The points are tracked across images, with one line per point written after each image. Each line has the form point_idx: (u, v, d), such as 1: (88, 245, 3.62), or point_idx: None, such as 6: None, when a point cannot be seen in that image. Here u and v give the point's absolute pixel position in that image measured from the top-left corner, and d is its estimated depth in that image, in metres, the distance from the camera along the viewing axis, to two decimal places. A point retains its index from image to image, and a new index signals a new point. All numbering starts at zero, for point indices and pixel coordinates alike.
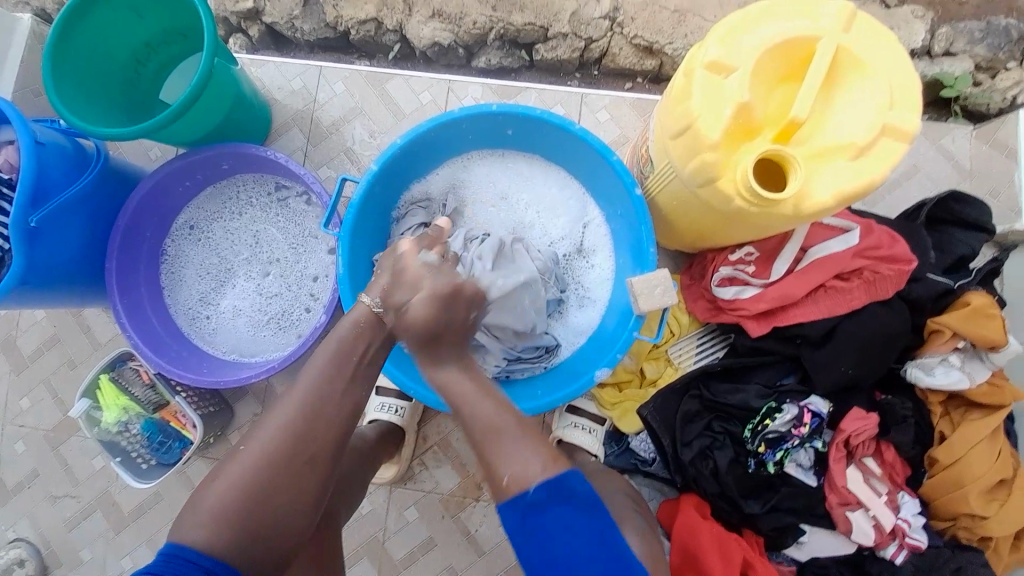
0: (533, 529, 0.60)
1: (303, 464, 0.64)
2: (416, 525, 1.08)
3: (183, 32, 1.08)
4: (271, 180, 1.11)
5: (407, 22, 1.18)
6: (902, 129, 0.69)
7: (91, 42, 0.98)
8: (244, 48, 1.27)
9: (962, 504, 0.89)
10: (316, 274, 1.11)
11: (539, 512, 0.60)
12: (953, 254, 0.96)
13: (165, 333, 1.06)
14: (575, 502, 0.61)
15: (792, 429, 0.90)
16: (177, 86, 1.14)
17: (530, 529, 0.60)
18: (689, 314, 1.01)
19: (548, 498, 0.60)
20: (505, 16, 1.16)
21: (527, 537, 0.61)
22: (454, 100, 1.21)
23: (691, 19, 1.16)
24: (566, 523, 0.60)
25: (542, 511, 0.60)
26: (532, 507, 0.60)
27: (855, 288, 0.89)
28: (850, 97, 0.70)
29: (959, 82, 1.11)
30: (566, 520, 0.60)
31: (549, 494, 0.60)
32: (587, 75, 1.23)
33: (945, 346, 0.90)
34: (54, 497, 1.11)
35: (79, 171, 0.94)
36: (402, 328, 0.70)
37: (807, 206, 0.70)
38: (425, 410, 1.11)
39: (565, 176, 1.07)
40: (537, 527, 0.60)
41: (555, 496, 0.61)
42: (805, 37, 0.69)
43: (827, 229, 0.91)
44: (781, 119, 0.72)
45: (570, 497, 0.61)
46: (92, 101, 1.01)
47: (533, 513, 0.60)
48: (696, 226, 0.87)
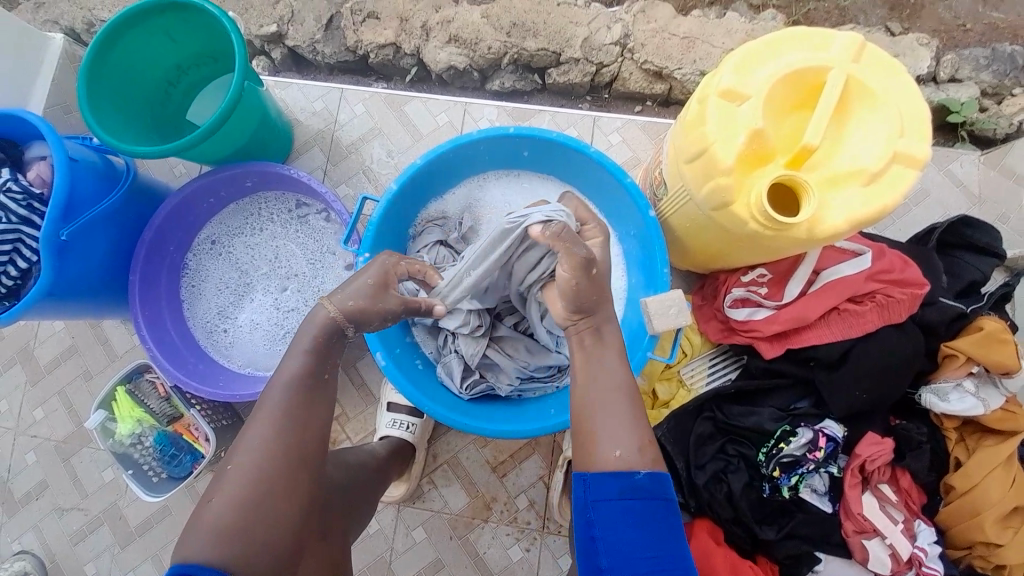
0: (628, 506, 0.61)
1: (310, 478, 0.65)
2: (423, 546, 1.08)
3: (211, 55, 1.12)
4: (292, 198, 1.14)
5: (424, 46, 1.23)
6: (913, 156, 0.70)
7: (125, 64, 1.03)
8: (267, 70, 1.31)
9: (979, 533, 0.87)
10: (333, 290, 1.13)
11: (639, 496, 0.61)
12: (963, 279, 0.97)
13: (183, 345, 1.08)
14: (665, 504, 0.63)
15: (807, 453, 0.89)
16: (203, 106, 1.18)
17: (619, 506, 0.61)
18: (701, 334, 1.02)
19: (649, 487, 0.62)
20: (519, 42, 1.20)
21: (609, 511, 0.61)
22: (469, 121, 1.25)
23: (700, 45, 1.19)
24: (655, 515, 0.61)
25: (641, 495, 0.62)
26: (636, 488, 0.61)
27: (868, 311, 0.89)
28: (861, 125, 0.72)
29: (965, 107, 1.14)
30: (655, 513, 0.61)
31: (653, 483, 0.62)
32: (598, 99, 1.26)
33: (959, 370, 0.90)
34: (60, 509, 1.12)
35: (109, 187, 0.97)
36: None
37: (821, 229, 0.71)
38: (436, 427, 1.12)
39: (580, 197, 1.09)
40: (625, 505, 0.61)
41: (655, 487, 0.63)
42: (816, 67, 0.71)
43: (839, 253, 0.92)
44: (794, 145, 0.73)
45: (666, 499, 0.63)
46: (124, 120, 1.04)
47: (627, 494, 0.61)
48: (710, 247, 0.88)
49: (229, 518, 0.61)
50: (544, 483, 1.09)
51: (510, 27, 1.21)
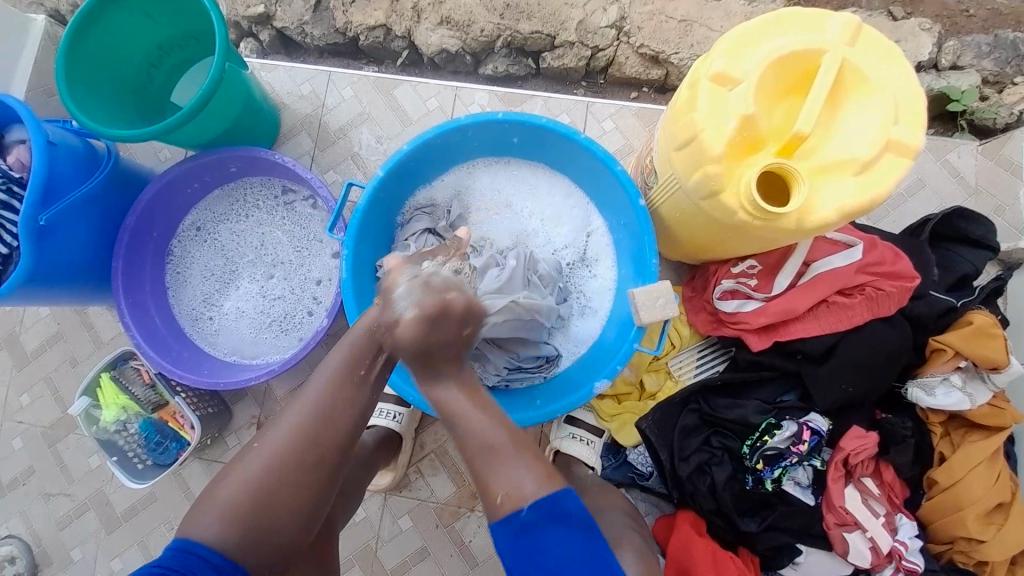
0: (529, 544, 0.61)
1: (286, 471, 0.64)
2: (408, 534, 1.08)
3: (194, 36, 1.09)
4: (278, 184, 1.12)
5: (415, 28, 1.19)
6: (906, 146, 0.69)
7: (105, 45, 1.00)
8: (255, 52, 1.28)
9: (961, 527, 0.88)
10: (319, 278, 1.11)
11: (531, 531, 0.61)
12: (955, 273, 0.95)
13: (168, 332, 1.07)
14: (567, 521, 0.62)
15: (791, 446, 0.89)
16: (188, 89, 1.15)
17: (521, 547, 0.61)
18: (689, 326, 1.01)
19: (541, 518, 0.61)
20: (513, 25, 1.17)
21: (518, 552, 0.61)
22: (460, 106, 1.22)
23: (698, 29, 1.16)
24: (560, 539, 0.61)
25: (536, 528, 0.61)
26: (524, 526, 0.60)
27: (857, 304, 0.88)
28: (854, 112, 0.70)
29: (965, 96, 1.11)
30: (561, 535, 0.61)
31: (539, 514, 0.61)
32: (593, 85, 1.24)
33: (947, 365, 0.90)
34: (48, 494, 1.12)
35: (89, 171, 0.95)
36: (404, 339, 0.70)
37: (810, 220, 0.70)
38: (423, 416, 1.11)
39: (570, 185, 1.07)
40: (531, 543, 0.61)
41: (547, 515, 0.61)
42: (809, 51, 0.69)
43: (831, 244, 0.91)
44: (785, 132, 0.72)
45: (562, 518, 0.61)
46: (104, 102, 1.02)
47: (525, 531, 0.61)
48: (699, 238, 0.87)
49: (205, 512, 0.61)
50: None
51: (503, 9, 1.17)
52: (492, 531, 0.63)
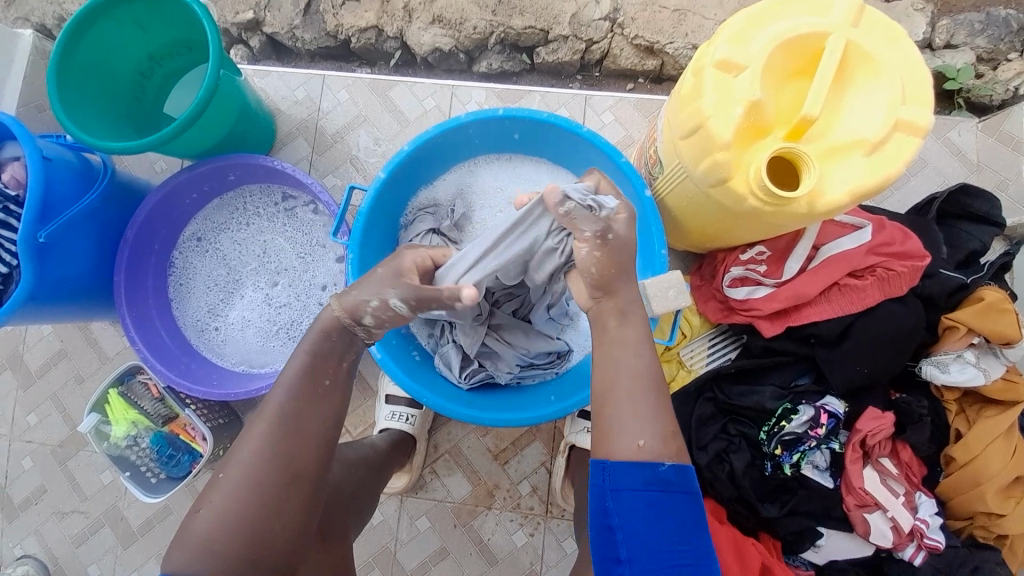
0: (647, 500, 0.59)
1: (303, 484, 0.64)
2: (427, 535, 1.08)
3: (185, 44, 1.08)
4: (278, 191, 1.11)
5: (407, 28, 1.18)
6: (916, 124, 0.68)
7: (95, 58, 0.98)
8: (246, 59, 1.27)
9: (979, 503, 0.88)
10: (324, 283, 1.10)
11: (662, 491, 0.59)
12: (964, 250, 0.95)
13: (174, 345, 1.06)
14: (691, 498, 0.61)
15: (808, 430, 0.89)
16: (181, 99, 1.14)
17: (637, 498, 0.59)
18: (700, 314, 1.00)
19: (676, 483, 0.60)
20: (506, 20, 1.16)
21: (628, 501, 0.59)
22: (457, 105, 1.21)
23: (692, 18, 1.15)
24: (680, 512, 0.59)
25: (662, 489, 0.59)
26: (661, 485, 0.59)
27: (869, 285, 0.88)
28: (862, 92, 0.69)
29: (961, 74, 1.11)
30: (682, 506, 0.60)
31: (679, 479, 0.60)
32: (588, 78, 1.23)
33: (959, 343, 0.90)
34: (60, 513, 1.11)
35: (86, 185, 0.94)
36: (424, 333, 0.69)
37: (821, 203, 0.70)
38: (435, 417, 1.11)
39: (574, 180, 1.06)
40: (648, 500, 0.59)
41: (680, 481, 0.61)
42: (814, 33, 0.68)
43: (840, 227, 0.90)
44: (792, 116, 0.71)
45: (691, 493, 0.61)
46: (99, 116, 1.00)
47: (655, 488, 0.59)
48: (707, 226, 0.86)
49: (226, 529, 0.59)
50: (546, 468, 1.09)
51: (495, 4, 1.16)
52: (607, 469, 0.60)
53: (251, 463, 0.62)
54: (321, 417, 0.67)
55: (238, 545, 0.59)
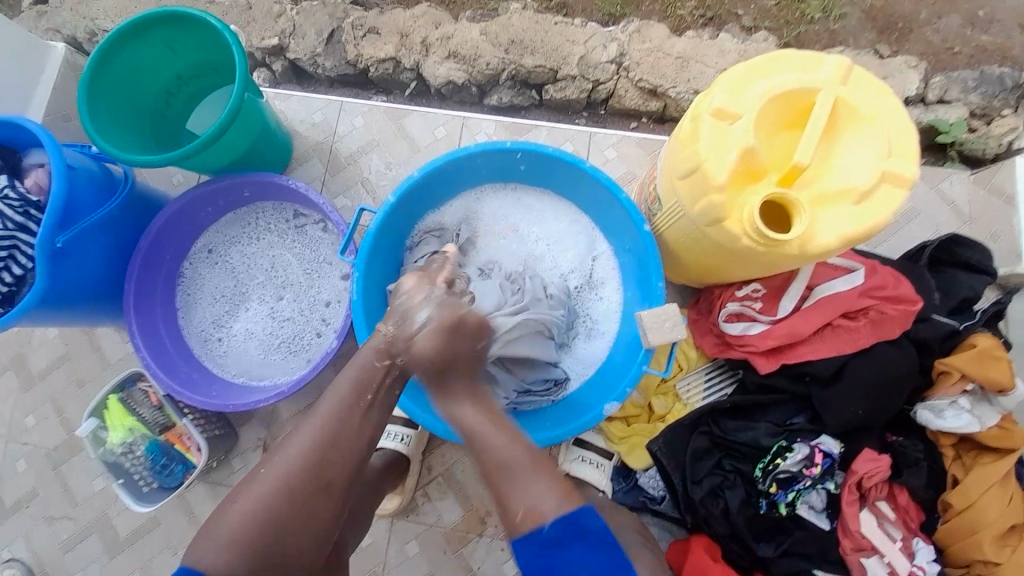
0: (550, 562, 0.62)
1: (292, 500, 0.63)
2: (416, 560, 1.05)
3: (212, 66, 1.13)
4: (290, 208, 1.15)
5: (423, 62, 1.25)
6: (903, 176, 0.71)
7: (126, 75, 1.03)
8: (267, 82, 1.32)
9: (975, 551, 0.87)
10: (328, 300, 1.12)
11: (556, 547, 0.62)
12: (956, 297, 0.97)
13: (176, 353, 1.06)
14: (592, 540, 0.62)
15: (803, 470, 0.89)
16: (204, 117, 1.19)
17: (544, 563, 0.62)
18: (697, 348, 1.01)
19: (566, 535, 0.62)
20: (517, 59, 1.22)
21: (538, 571, 0.63)
22: (467, 135, 1.26)
23: (694, 65, 1.21)
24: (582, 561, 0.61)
25: (558, 547, 0.62)
26: (548, 543, 0.62)
27: (862, 327, 0.89)
28: (851, 144, 0.73)
29: (954, 128, 1.16)
30: (585, 558, 0.61)
31: (565, 530, 0.62)
32: (593, 115, 1.28)
33: (953, 388, 0.90)
34: (50, 518, 1.09)
35: (107, 195, 0.97)
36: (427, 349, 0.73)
37: (813, 246, 0.72)
38: (431, 440, 1.10)
39: (576, 211, 1.10)
40: (553, 561, 0.62)
41: (569, 533, 0.62)
42: (806, 88, 0.72)
43: (833, 269, 0.92)
44: (785, 163, 0.74)
45: (586, 535, 0.62)
46: (123, 130, 1.05)
47: (551, 547, 0.62)
48: (703, 262, 0.88)
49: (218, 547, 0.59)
50: None
51: (507, 44, 1.23)
52: (515, 550, 0.64)
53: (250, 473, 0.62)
54: (318, 432, 0.68)
55: (232, 557, 0.59)
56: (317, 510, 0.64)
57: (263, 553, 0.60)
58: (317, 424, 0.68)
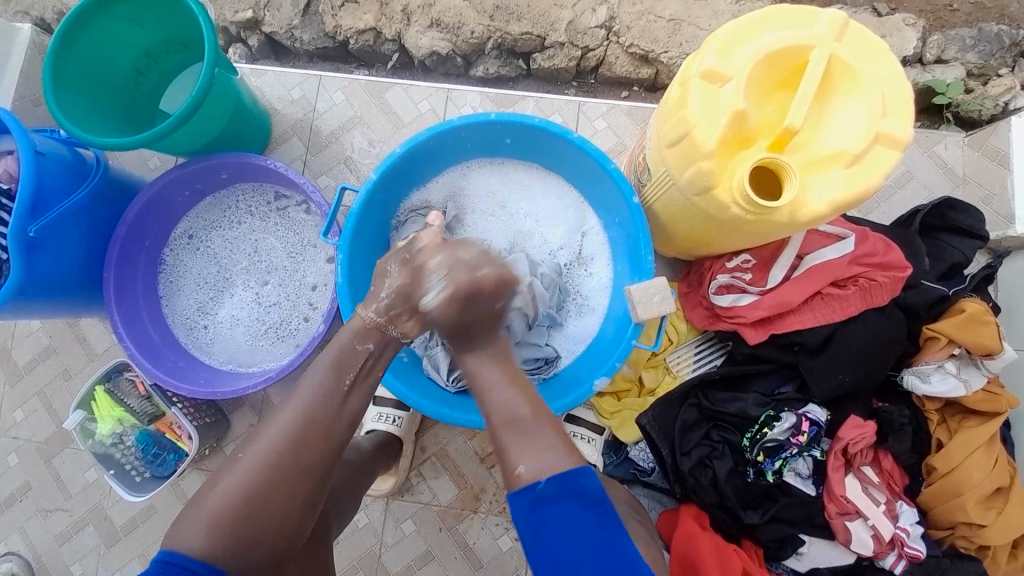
0: (544, 519, 0.60)
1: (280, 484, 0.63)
2: (412, 538, 1.08)
3: (182, 42, 1.08)
4: (271, 190, 1.12)
5: (405, 31, 1.19)
6: (896, 137, 0.69)
7: (92, 54, 0.99)
8: (244, 58, 1.27)
9: (960, 513, 0.89)
10: (314, 283, 1.11)
11: (549, 504, 0.60)
12: (946, 261, 0.97)
13: (162, 343, 1.06)
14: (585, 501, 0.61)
15: (790, 437, 0.90)
16: (178, 97, 1.14)
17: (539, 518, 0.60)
18: (687, 322, 1.01)
19: (557, 492, 0.60)
20: (503, 26, 1.17)
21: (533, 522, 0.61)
22: (453, 109, 1.22)
23: (687, 27, 1.17)
24: (572, 520, 0.60)
25: (554, 501, 0.60)
26: (542, 498, 0.60)
27: (851, 295, 0.89)
28: (843, 106, 0.71)
29: (951, 89, 1.13)
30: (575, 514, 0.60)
31: (557, 488, 0.61)
32: (584, 84, 1.24)
33: (940, 353, 0.91)
34: (45, 510, 1.11)
35: (79, 180, 0.94)
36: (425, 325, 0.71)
37: (803, 213, 0.70)
38: (423, 420, 1.11)
39: (564, 185, 1.07)
40: (545, 517, 0.60)
41: (562, 490, 0.61)
42: (799, 46, 0.69)
43: (823, 237, 0.92)
44: (775, 127, 0.72)
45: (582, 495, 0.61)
46: (93, 113, 1.01)
47: (545, 503, 0.60)
48: (693, 233, 0.87)
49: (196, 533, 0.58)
50: None
51: (493, 10, 1.18)
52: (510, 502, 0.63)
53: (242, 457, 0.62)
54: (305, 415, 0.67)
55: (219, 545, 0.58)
56: (309, 494, 0.64)
57: (251, 538, 0.60)
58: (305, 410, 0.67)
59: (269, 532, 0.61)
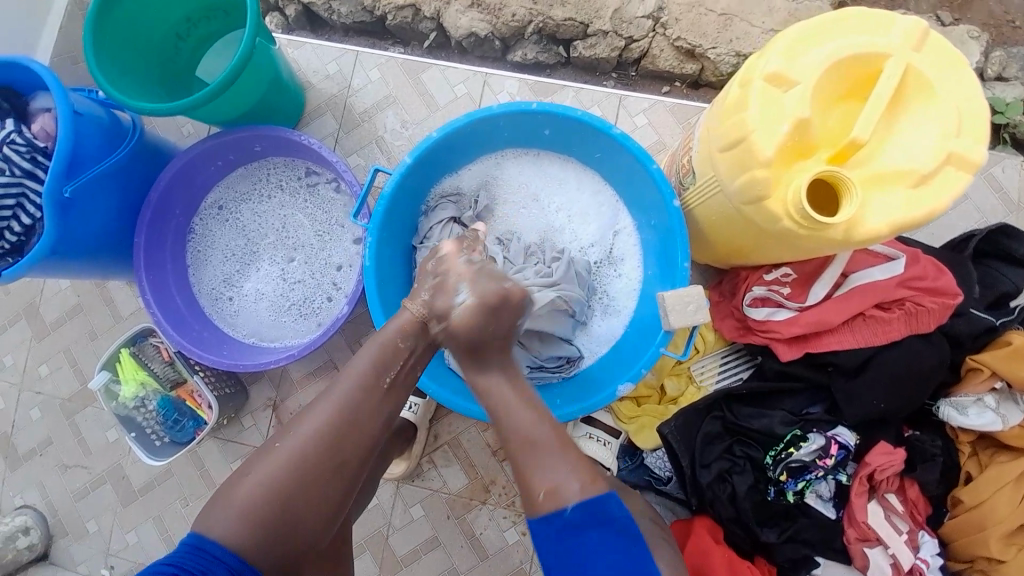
0: (569, 545, 0.62)
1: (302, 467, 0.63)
2: (420, 523, 1.09)
3: (222, 8, 1.06)
4: (302, 165, 1.10)
5: (444, 10, 1.16)
6: (967, 158, 0.65)
7: (133, 16, 0.98)
8: (280, 27, 1.25)
9: (982, 548, 0.86)
10: (340, 263, 1.10)
11: (576, 531, 0.62)
12: (996, 290, 0.92)
13: (188, 311, 1.06)
14: (613, 528, 0.62)
15: (816, 460, 0.88)
16: (214, 64, 1.13)
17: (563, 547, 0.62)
18: (716, 331, 0.98)
19: (585, 519, 0.62)
20: (546, 10, 1.14)
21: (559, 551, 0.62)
22: (488, 93, 1.19)
23: (737, 24, 1.12)
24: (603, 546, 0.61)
25: (579, 531, 0.62)
26: (568, 526, 0.62)
27: (896, 319, 0.86)
28: (913, 120, 0.66)
29: (1011, 108, 1.07)
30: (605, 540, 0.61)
31: (584, 515, 0.62)
32: (624, 76, 1.19)
33: (982, 385, 0.87)
34: (64, 466, 1.14)
35: (115, 144, 0.94)
36: (456, 320, 0.70)
37: (859, 232, 0.67)
38: (438, 407, 1.11)
39: (600, 182, 1.04)
40: (572, 544, 0.62)
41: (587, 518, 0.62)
42: (872, 54, 0.65)
43: (872, 257, 0.88)
44: (838, 138, 0.68)
45: (609, 522, 0.62)
46: (130, 76, 1.00)
47: (569, 532, 0.62)
48: (735, 242, 0.84)
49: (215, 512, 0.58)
50: None
51: None
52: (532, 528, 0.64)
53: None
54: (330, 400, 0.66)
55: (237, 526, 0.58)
56: (329, 482, 0.64)
57: (269, 522, 0.60)
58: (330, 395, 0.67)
59: (293, 515, 0.61)
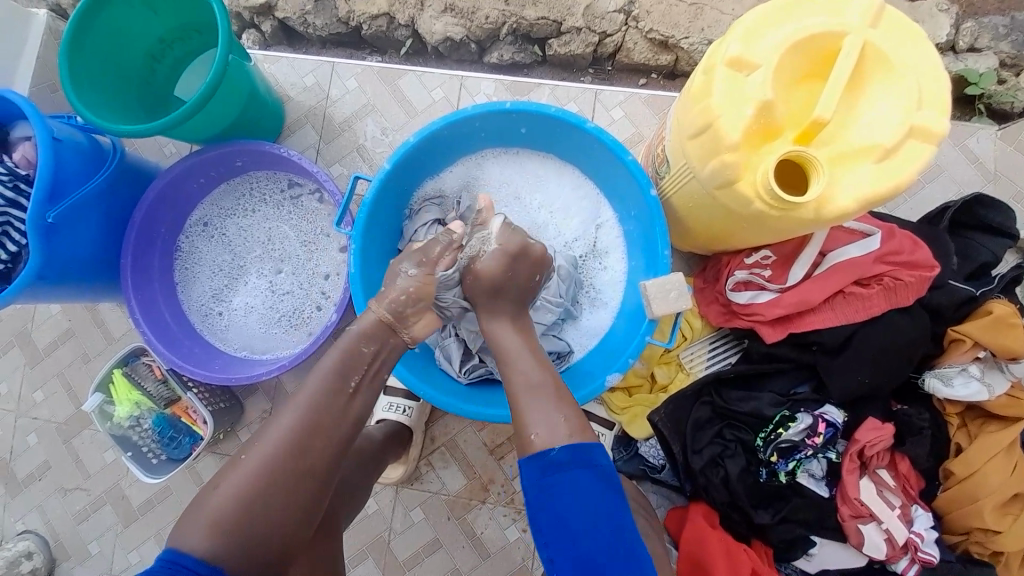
0: (552, 485, 0.63)
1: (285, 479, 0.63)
2: (420, 526, 1.09)
3: (196, 27, 1.08)
4: (284, 178, 1.11)
5: (419, 16, 1.17)
6: (930, 130, 0.67)
7: (107, 39, 0.99)
8: (257, 44, 1.26)
9: (977, 519, 0.87)
10: (327, 272, 1.11)
11: (560, 470, 0.63)
12: (975, 261, 0.93)
13: (178, 328, 1.07)
14: (597, 473, 0.64)
15: (806, 439, 0.89)
16: (192, 83, 1.14)
17: (546, 485, 0.63)
18: (701, 318, 0.99)
19: (570, 458, 0.63)
20: (518, 11, 1.14)
21: (542, 491, 0.63)
22: (465, 96, 1.20)
23: (709, 12, 1.13)
24: (588, 487, 0.62)
25: (561, 470, 0.63)
26: (553, 463, 0.63)
27: (875, 294, 0.87)
28: (877, 96, 0.68)
29: (984, 79, 1.08)
30: (589, 482, 0.63)
31: (570, 455, 0.64)
32: (600, 71, 1.21)
33: (965, 356, 0.89)
34: (64, 489, 1.14)
35: (96, 167, 0.94)
36: None
37: (828, 209, 0.68)
38: (433, 410, 1.11)
39: (580, 177, 1.05)
40: (555, 482, 0.63)
41: (574, 459, 0.64)
42: (831, 33, 0.66)
43: (847, 234, 0.89)
44: (804, 118, 0.70)
45: (591, 466, 0.64)
46: (109, 101, 1.01)
47: (553, 469, 0.63)
48: (712, 227, 0.85)
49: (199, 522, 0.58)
50: None
51: None
52: (521, 467, 0.65)
53: (271, 452, 0.63)
54: (314, 405, 0.67)
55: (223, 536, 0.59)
56: (318, 487, 0.64)
57: (257, 532, 0.60)
58: (316, 401, 0.67)
59: (278, 525, 0.61)
